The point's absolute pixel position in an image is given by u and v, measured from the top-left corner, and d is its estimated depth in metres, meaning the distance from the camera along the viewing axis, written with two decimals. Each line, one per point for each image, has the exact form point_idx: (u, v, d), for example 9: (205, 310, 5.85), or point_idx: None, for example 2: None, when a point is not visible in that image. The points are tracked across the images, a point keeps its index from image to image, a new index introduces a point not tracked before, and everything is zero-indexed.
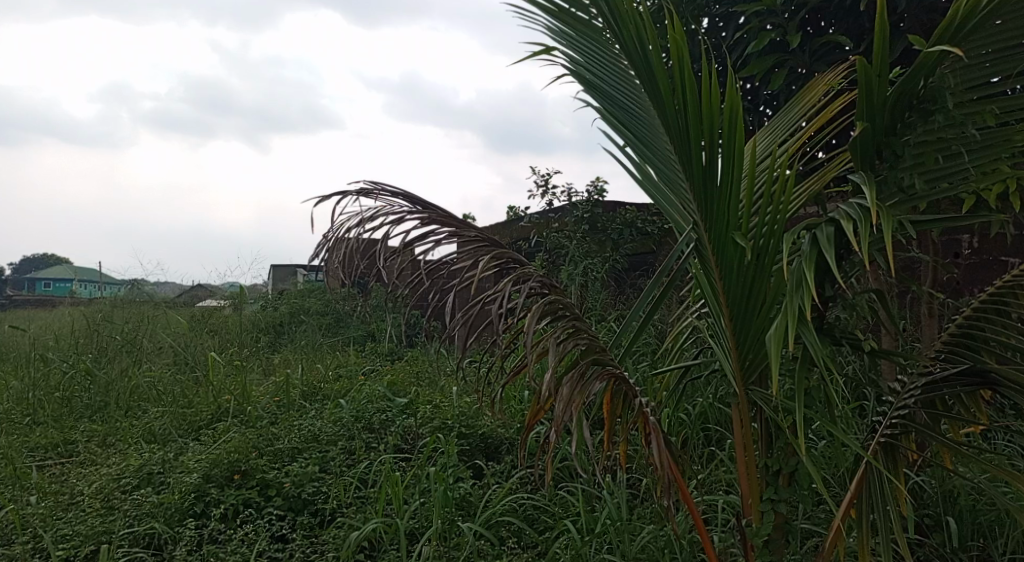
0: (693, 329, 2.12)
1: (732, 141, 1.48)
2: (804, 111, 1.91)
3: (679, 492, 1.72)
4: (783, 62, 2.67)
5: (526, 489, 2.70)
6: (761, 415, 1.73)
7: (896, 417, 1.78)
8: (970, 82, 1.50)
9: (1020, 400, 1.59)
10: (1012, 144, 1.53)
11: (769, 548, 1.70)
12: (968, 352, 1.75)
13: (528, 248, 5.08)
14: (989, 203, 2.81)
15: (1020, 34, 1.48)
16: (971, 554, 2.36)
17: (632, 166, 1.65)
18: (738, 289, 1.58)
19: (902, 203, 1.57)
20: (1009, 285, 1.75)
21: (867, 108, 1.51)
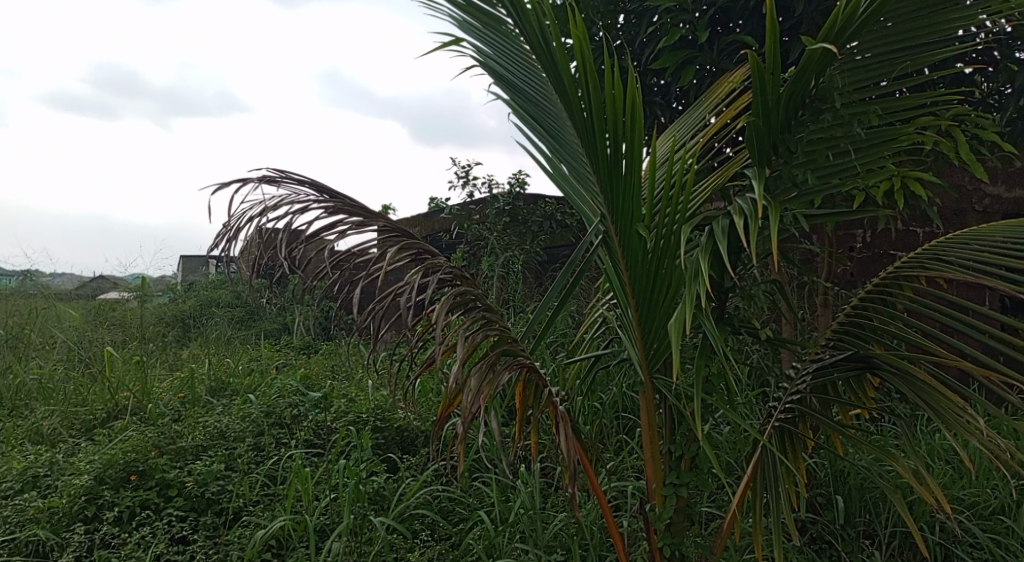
0: (604, 320, 2.16)
1: (634, 137, 1.52)
2: (711, 108, 1.98)
3: (587, 479, 1.76)
4: (693, 59, 2.74)
5: (441, 481, 2.69)
6: (665, 402, 1.78)
7: (790, 401, 1.89)
8: (856, 85, 1.61)
9: (898, 383, 1.71)
10: (895, 143, 1.63)
11: (671, 531, 1.74)
12: (854, 340, 1.86)
13: (449, 239, 5.05)
14: (879, 201, 2.99)
15: (896, 41, 1.59)
16: (858, 529, 2.54)
17: (540, 159, 1.66)
18: (642, 279, 1.62)
19: (796, 197, 1.65)
20: (893, 277, 1.86)
21: (763, 105, 1.57)
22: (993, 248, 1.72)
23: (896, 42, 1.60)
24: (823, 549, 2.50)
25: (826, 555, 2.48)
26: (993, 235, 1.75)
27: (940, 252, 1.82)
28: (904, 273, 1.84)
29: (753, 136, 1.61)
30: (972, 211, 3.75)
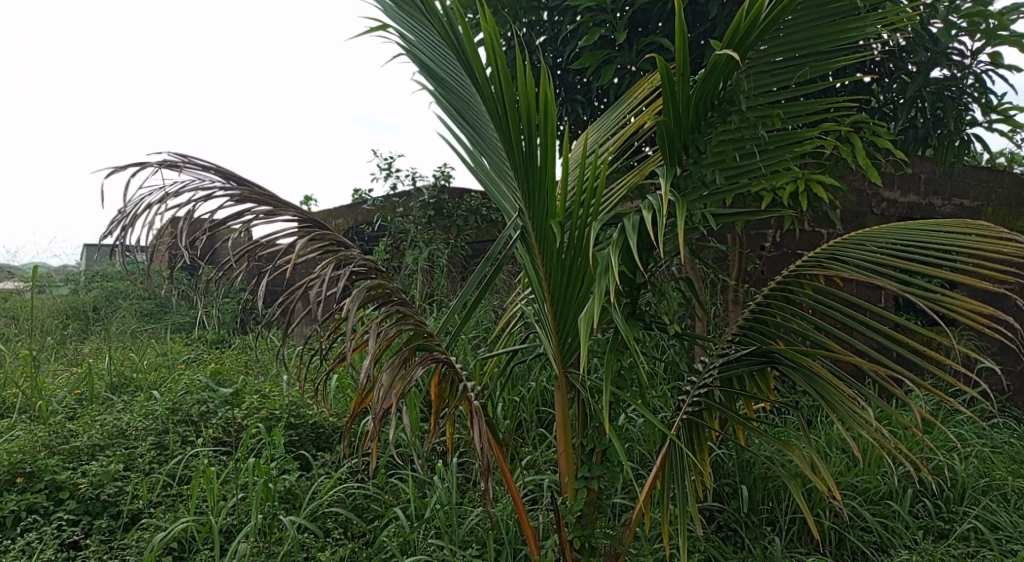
0: (522, 314, 2.16)
1: (547, 131, 1.53)
2: (631, 107, 2.02)
3: (501, 474, 1.75)
4: (612, 58, 2.77)
5: (357, 478, 2.64)
6: (578, 396, 1.80)
7: (697, 395, 1.95)
8: (762, 89, 1.67)
9: (796, 379, 1.83)
10: (796, 145, 1.69)
11: (582, 524, 1.77)
12: (757, 335, 1.93)
13: (372, 231, 4.96)
14: (786, 201, 3.12)
15: (797, 47, 1.67)
16: (761, 516, 2.66)
17: (458, 150, 1.64)
18: (557, 273, 1.63)
19: (706, 196, 1.71)
20: (794, 275, 1.94)
21: (674, 106, 1.60)
22: (882, 250, 1.83)
23: (797, 49, 1.67)
24: (730, 536, 2.61)
25: (732, 542, 2.59)
26: (883, 237, 1.86)
27: (836, 252, 1.91)
28: (805, 272, 1.93)
29: (665, 137, 1.64)
30: (871, 213, 3.98)
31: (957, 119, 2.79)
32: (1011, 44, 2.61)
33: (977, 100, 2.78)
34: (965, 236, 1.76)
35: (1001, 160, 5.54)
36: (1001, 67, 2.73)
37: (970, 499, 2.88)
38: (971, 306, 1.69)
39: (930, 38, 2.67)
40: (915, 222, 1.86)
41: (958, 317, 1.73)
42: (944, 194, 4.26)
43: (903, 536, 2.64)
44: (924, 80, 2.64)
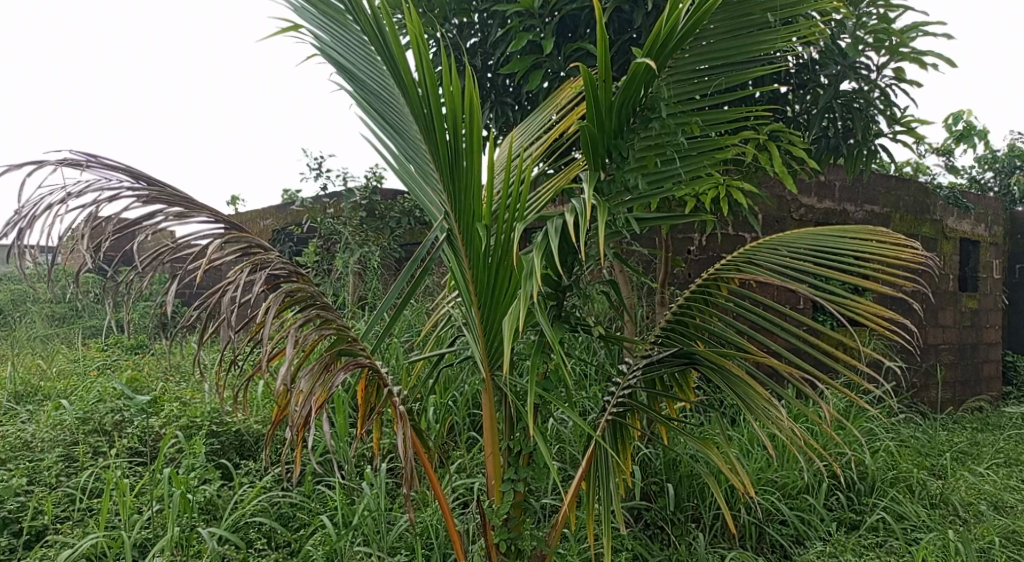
0: (450, 318, 2.14)
1: (472, 133, 1.53)
2: (556, 110, 2.04)
3: (427, 478, 1.74)
4: (540, 63, 2.79)
5: (282, 486, 2.57)
6: (505, 399, 1.80)
7: (621, 396, 1.98)
8: (680, 98, 1.73)
9: (715, 379, 1.89)
10: (715, 152, 1.74)
11: (508, 526, 1.77)
12: (678, 337, 1.97)
13: (301, 233, 4.85)
14: (710, 206, 3.22)
15: (717, 58, 1.74)
16: (686, 514, 2.74)
17: (382, 153, 1.61)
18: (484, 276, 1.63)
19: (628, 200, 1.75)
20: (712, 278, 1.99)
21: (598, 112, 1.63)
22: (795, 255, 1.93)
23: (714, 59, 1.74)
24: (656, 534, 2.69)
25: (659, 539, 2.66)
26: (795, 243, 1.96)
27: (752, 256, 1.99)
28: (722, 275, 1.98)
29: (589, 143, 1.68)
30: (790, 218, 4.14)
31: (865, 130, 2.94)
32: (912, 60, 2.76)
33: (883, 112, 2.93)
34: (869, 243, 1.87)
35: (909, 170, 5.89)
36: (905, 81, 2.88)
37: (878, 491, 3.04)
38: (876, 310, 1.80)
39: (839, 52, 2.80)
40: (824, 230, 1.96)
41: (863, 320, 1.84)
42: (857, 201, 4.48)
43: (818, 528, 2.76)
44: (834, 92, 2.77)
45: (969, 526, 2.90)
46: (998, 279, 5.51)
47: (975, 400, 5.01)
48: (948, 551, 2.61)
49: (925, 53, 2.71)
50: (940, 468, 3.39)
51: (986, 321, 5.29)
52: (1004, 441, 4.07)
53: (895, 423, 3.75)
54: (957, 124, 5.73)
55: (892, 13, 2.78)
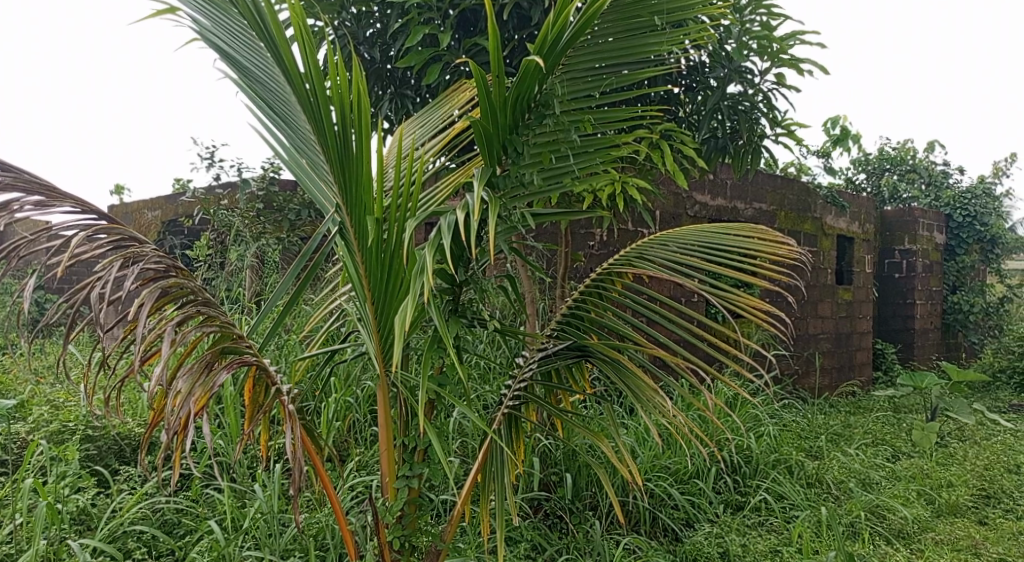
0: (344, 313, 2.09)
1: (361, 126, 1.51)
2: (456, 105, 2.03)
3: (318, 479, 1.68)
4: (439, 56, 2.76)
5: (165, 491, 2.44)
6: (400, 396, 1.77)
7: (517, 390, 2.00)
8: (575, 95, 1.77)
9: (607, 370, 1.94)
10: (606, 149, 1.78)
11: (402, 523, 1.75)
12: (573, 330, 2.02)
13: (193, 225, 4.61)
14: (608, 202, 3.30)
15: (608, 57, 1.78)
16: (584, 501, 2.81)
17: (270, 145, 1.55)
18: (377, 271, 1.60)
19: (523, 196, 1.77)
20: (606, 272, 2.05)
21: (490, 107, 1.64)
22: (683, 251, 2.02)
23: (607, 57, 1.78)
24: (555, 523, 2.74)
25: (557, 528, 2.72)
26: (682, 239, 2.06)
27: (643, 251, 2.07)
28: (615, 270, 2.05)
29: (483, 138, 1.68)
30: (685, 215, 4.31)
31: (750, 131, 3.09)
32: (791, 66, 2.93)
33: (765, 115, 3.09)
34: (750, 240, 1.99)
35: (793, 171, 6.26)
36: (784, 86, 3.05)
37: (761, 473, 3.23)
38: (754, 303, 1.90)
39: (725, 57, 2.94)
40: (709, 226, 2.07)
41: (743, 313, 1.94)
42: (747, 199, 4.72)
43: (706, 511, 2.90)
44: (721, 95, 2.91)
45: (840, 502, 3.12)
46: (870, 273, 5.95)
47: (849, 386, 5.40)
48: (821, 527, 2.81)
49: (802, 61, 2.88)
50: (816, 450, 3.63)
51: (859, 312, 5.70)
52: (873, 424, 4.40)
53: (777, 408, 3.99)
54: (835, 128, 6.13)
55: (773, 21, 2.93)
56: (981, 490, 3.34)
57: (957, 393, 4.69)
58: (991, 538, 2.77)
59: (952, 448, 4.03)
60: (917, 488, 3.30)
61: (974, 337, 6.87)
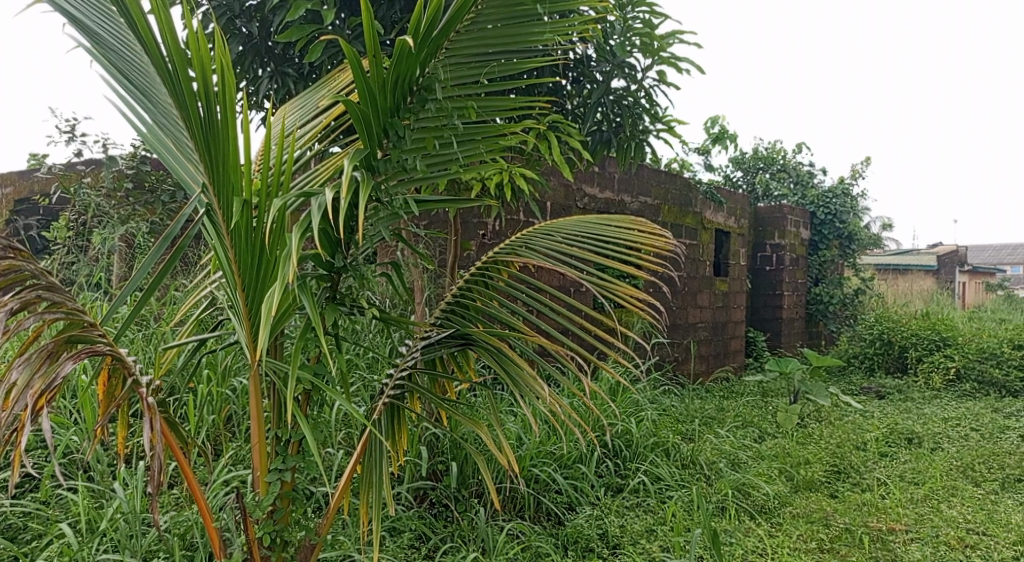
0: (214, 302, 1.98)
1: (226, 101, 1.43)
2: (339, 90, 1.97)
3: (182, 475, 1.56)
4: (321, 35, 2.67)
5: (11, 493, 2.23)
6: (273, 386, 1.69)
7: (398, 380, 1.97)
8: (460, 81, 1.75)
9: (489, 359, 1.95)
10: (490, 137, 1.78)
11: (273, 518, 1.67)
12: (457, 318, 2.01)
13: (50, 204, 4.23)
14: (497, 191, 3.31)
15: (491, 44, 1.77)
16: (470, 489, 2.82)
17: (129, 120, 1.45)
18: (247, 258, 1.53)
19: (405, 180, 1.74)
20: (491, 261, 2.07)
21: (368, 89, 1.60)
22: (567, 240, 2.08)
23: (493, 44, 1.77)
24: (440, 512, 2.74)
25: (442, 517, 2.72)
26: (566, 229, 2.11)
27: (528, 241, 2.10)
28: (500, 258, 2.07)
29: (362, 120, 1.63)
30: (574, 206, 4.39)
31: (633, 126, 3.19)
32: (671, 64, 3.04)
33: (648, 111, 3.19)
34: (628, 232, 2.07)
35: (676, 166, 6.52)
36: (665, 84, 3.17)
37: (640, 456, 3.36)
38: (632, 292, 1.96)
39: (610, 52, 3.01)
40: (593, 218, 2.14)
41: (622, 302, 2.00)
42: (633, 192, 4.87)
43: (588, 494, 2.98)
44: (603, 90, 3.00)
45: (711, 481, 3.30)
46: (744, 266, 6.30)
47: (723, 371, 5.71)
48: (692, 506, 2.96)
49: (681, 59, 3.00)
50: (691, 432, 3.81)
51: (734, 302, 6.03)
52: (743, 407, 4.68)
53: (656, 394, 4.16)
54: (714, 127, 6.44)
55: (655, 20, 3.03)
56: (834, 466, 3.63)
57: (816, 378, 5.06)
58: (840, 509, 3.02)
59: (810, 428, 4.35)
60: (778, 466, 3.54)
61: (833, 326, 7.44)
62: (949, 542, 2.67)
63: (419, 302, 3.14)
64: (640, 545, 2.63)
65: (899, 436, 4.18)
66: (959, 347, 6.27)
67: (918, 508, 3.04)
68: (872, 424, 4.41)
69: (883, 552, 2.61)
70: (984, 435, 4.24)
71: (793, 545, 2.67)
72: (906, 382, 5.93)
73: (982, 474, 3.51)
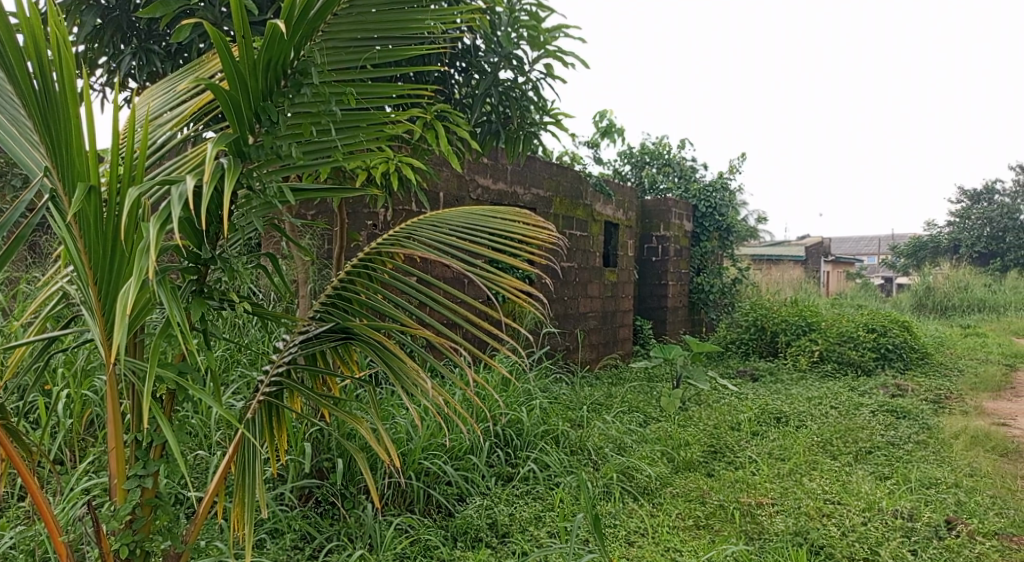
0: (67, 297, 1.82)
1: (69, 79, 1.32)
2: (213, 72, 1.85)
3: (26, 487, 1.43)
4: (193, 12, 2.51)
5: None
6: (132, 387, 1.58)
7: (273, 377, 1.89)
8: (338, 66, 1.70)
9: (368, 353, 1.90)
10: (370, 125, 1.74)
11: (133, 528, 1.56)
12: (335, 312, 1.95)
13: None
14: (383, 181, 3.24)
15: (370, 28, 1.72)
16: (358, 485, 2.77)
17: None
18: (99, 249, 1.41)
19: (280, 168, 1.67)
20: (372, 253, 2.01)
21: (238, 72, 1.52)
22: (451, 232, 2.05)
23: (373, 29, 1.73)
24: (326, 510, 2.67)
25: (329, 515, 2.66)
26: (451, 220, 2.09)
27: (412, 232, 2.06)
28: (382, 249, 2.02)
29: (231, 104, 1.54)
30: (465, 197, 4.38)
31: (521, 118, 3.20)
32: (557, 58, 3.07)
33: (535, 103, 3.22)
34: (513, 224, 2.07)
35: (567, 159, 6.64)
36: (552, 77, 3.20)
37: (531, 444, 3.40)
38: (516, 284, 1.97)
39: (497, 43, 3.01)
40: (479, 210, 2.13)
41: (506, 294, 2.00)
42: (525, 184, 4.91)
43: (478, 484, 2.99)
44: (490, 81, 2.99)
45: (597, 466, 3.39)
46: (632, 257, 6.51)
47: (611, 359, 5.89)
48: (578, 491, 3.03)
49: (566, 53, 3.04)
50: (580, 419, 3.90)
51: (622, 292, 6.22)
52: (629, 393, 4.84)
53: (547, 383, 4.22)
54: (602, 121, 6.60)
55: (541, 13, 3.05)
56: (711, 446, 3.82)
57: (696, 363, 5.31)
58: (715, 487, 3.18)
59: (691, 411, 4.56)
60: (661, 448, 3.69)
61: (713, 313, 7.83)
62: (809, 512, 2.87)
63: (303, 295, 3.03)
64: (528, 533, 2.66)
65: (769, 416, 4.45)
66: (822, 331, 6.76)
67: (784, 482, 3.25)
68: (746, 405, 4.68)
69: (751, 526, 2.78)
70: (842, 412, 4.59)
71: (672, 524, 2.79)
72: (777, 365, 6.33)
73: (839, 448, 3.80)
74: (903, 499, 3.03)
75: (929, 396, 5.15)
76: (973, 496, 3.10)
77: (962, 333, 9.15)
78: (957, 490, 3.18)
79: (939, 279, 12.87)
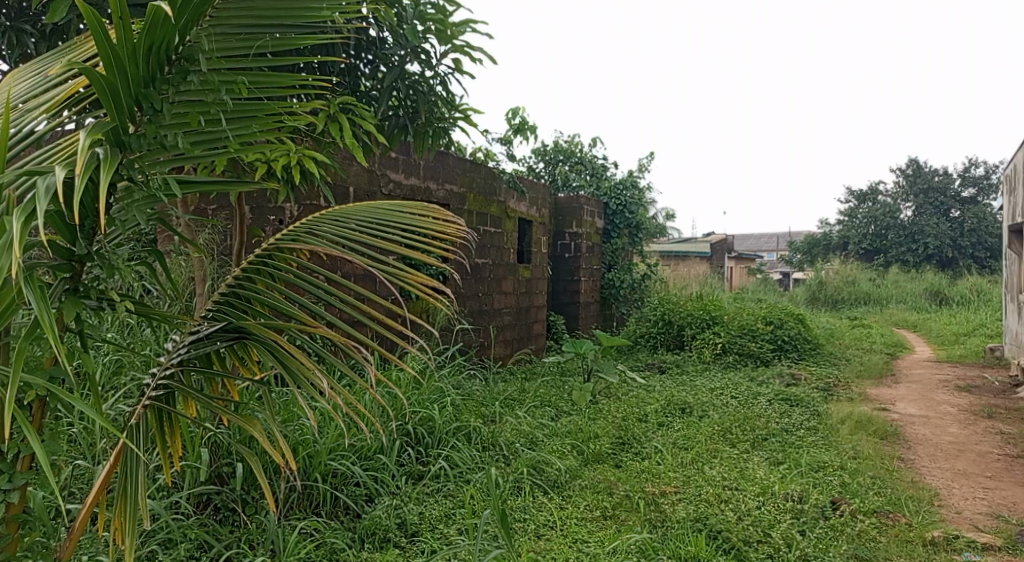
0: None
1: None
2: (88, 54, 1.73)
3: None
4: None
5: None
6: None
7: (160, 380, 1.78)
8: (228, 53, 1.61)
9: (263, 353, 1.82)
10: (264, 116, 1.67)
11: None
12: (227, 311, 1.87)
13: None
14: (286, 175, 3.13)
15: (263, 16, 1.66)
16: (259, 490, 2.66)
17: None
18: None
19: (166, 160, 1.56)
20: (270, 249, 1.94)
21: (115, 56, 1.42)
22: (354, 227, 2.00)
23: (266, 16, 1.66)
24: (226, 517, 2.56)
25: (229, 522, 2.54)
26: (355, 216, 2.03)
27: (313, 228, 1.99)
28: (281, 245, 1.94)
29: (107, 91, 1.43)
30: (374, 192, 4.29)
31: (429, 112, 3.16)
32: (464, 52, 3.05)
33: (442, 98, 3.19)
34: (419, 219, 2.04)
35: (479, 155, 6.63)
36: (460, 72, 3.18)
37: (442, 441, 3.37)
38: (423, 280, 1.93)
39: (403, 35, 2.96)
40: (383, 204, 2.09)
41: (413, 290, 1.96)
42: (437, 180, 4.87)
43: (388, 484, 2.94)
44: (396, 74, 2.94)
45: (508, 461, 3.40)
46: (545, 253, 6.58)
47: (524, 355, 5.92)
48: (488, 487, 3.02)
49: (473, 48, 3.02)
50: (492, 415, 3.90)
51: (535, 288, 6.26)
52: (541, 387, 4.89)
53: (458, 380, 4.20)
54: (514, 118, 6.63)
55: (448, 7, 3.02)
56: (619, 438, 3.90)
57: (606, 357, 5.41)
58: (622, 478, 3.25)
59: (600, 404, 4.64)
60: (571, 442, 3.74)
61: (623, 308, 8.01)
62: (709, 499, 2.97)
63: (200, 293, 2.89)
64: (437, 531, 2.64)
65: (675, 407, 4.59)
66: (725, 324, 7.04)
67: (686, 470, 3.36)
68: (653, 397, 4.81)
69: (655, 514, 2.85)
70: (743, 401, 4.79)
71: (580, 515, 2.83)
72: (683, 358, 6.54)
73: (738, 436, 3.96)
74: (794, 482, 3.19)
75: (821, 384, 5.44)
76: (856, 477, 3.31)
77: (851, 325, 9.73)
78: (843, 472, 3.38)
79: (831, 274, 13.67)
